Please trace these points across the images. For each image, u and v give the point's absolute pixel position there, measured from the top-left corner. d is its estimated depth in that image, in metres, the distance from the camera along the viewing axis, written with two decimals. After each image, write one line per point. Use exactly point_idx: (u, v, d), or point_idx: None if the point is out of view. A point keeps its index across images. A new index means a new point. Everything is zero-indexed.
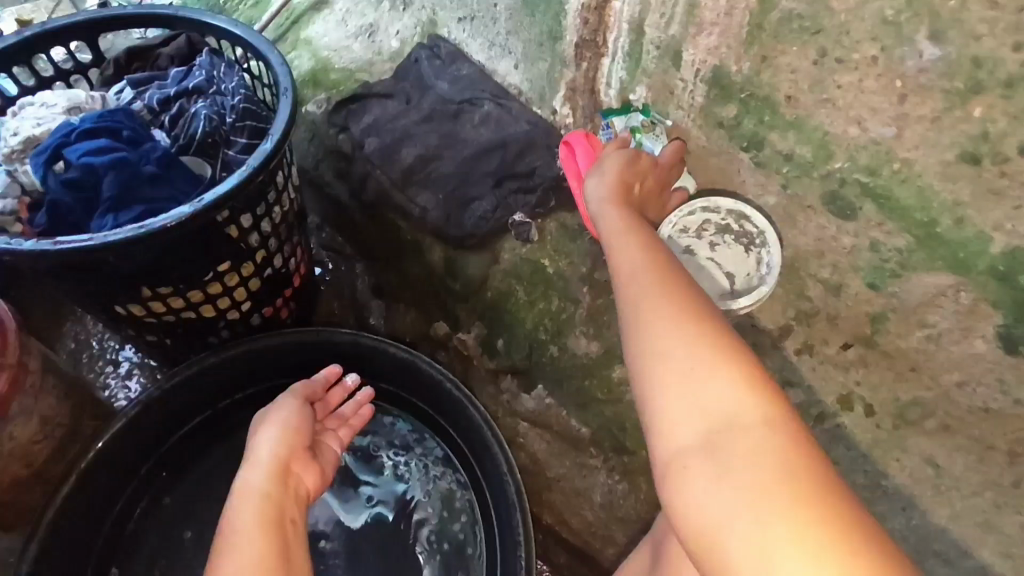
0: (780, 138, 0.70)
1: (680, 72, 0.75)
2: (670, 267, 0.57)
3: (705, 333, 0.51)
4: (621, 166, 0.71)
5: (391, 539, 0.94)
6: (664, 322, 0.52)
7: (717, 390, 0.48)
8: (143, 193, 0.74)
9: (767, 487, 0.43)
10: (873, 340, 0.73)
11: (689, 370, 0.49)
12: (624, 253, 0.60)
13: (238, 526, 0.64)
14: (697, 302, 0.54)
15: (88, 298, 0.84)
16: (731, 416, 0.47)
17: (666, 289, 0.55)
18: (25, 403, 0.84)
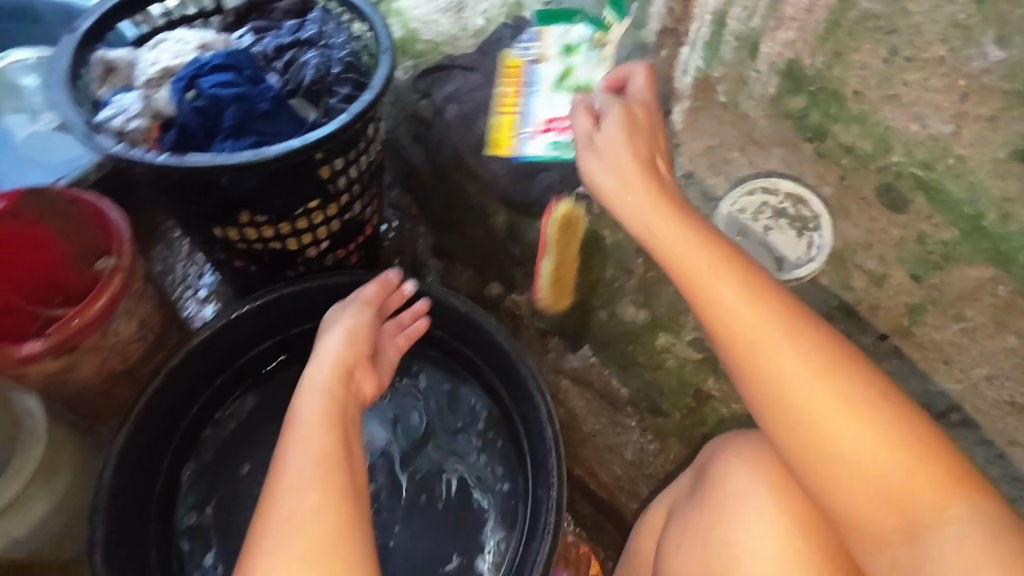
0: (844, 130, 0.77)
1: (755, 64, 0.80)
2: (809, 352, 0.60)
3: (869, 420, 0.58)
4: (634, 145, 0.71)
5: (435, 475, 1.03)
6: (835, 421, 0.58)
7: (898, 475, 0.57)
8: (257, 127, 0.84)
9: (905, 478, 0.57)
10: (909, 331, 0.78)
11: (826, 406, 0.59)
12: (767, 353, 0.61)
13: (305, 416, 0.71)
14: (844, 387, 0.59)
15: (191, 217, 0.94)
16: (922, 499, 0.57)
17: (822, 386, 0.59)
18: (129, 304, 0.93)
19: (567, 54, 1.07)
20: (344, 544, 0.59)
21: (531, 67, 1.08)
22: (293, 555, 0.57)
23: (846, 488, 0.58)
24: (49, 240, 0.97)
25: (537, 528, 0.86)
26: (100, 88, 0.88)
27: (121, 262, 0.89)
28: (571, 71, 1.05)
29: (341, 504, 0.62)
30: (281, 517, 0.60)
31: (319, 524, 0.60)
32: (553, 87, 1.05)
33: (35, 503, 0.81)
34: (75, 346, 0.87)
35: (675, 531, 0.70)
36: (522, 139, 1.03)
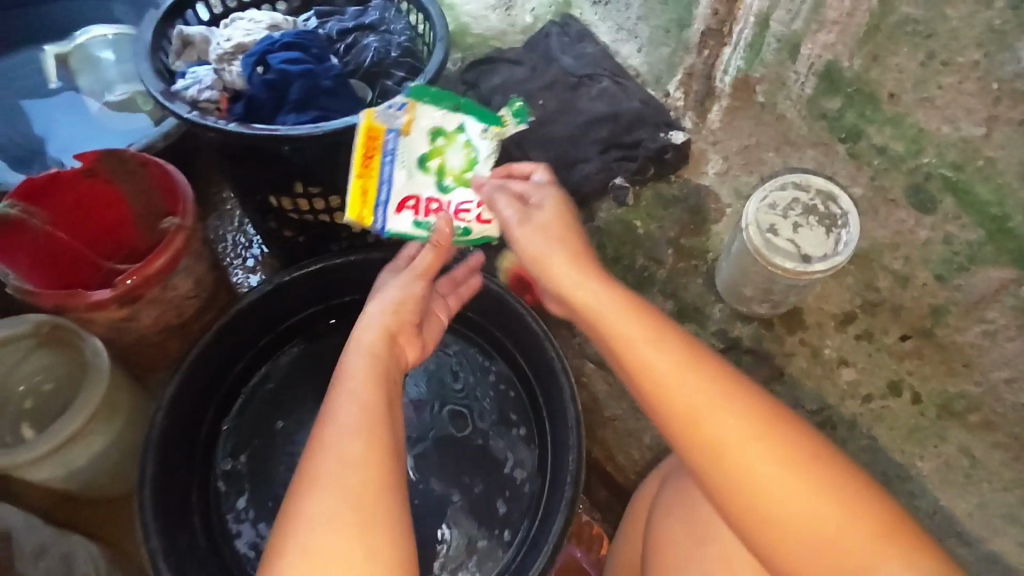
0: (876, 131, 0.91)
1: (794, 65, 0.92)
2: (729, 400, 0.52)
3: (795, 473, 0.49)
4: (556, 216, 0.67)
5: (451, 449, 1.02)
6: (763, 475, 0.50)
7: (835, 534, 0.48)
8: (320, 101, 0.90)
9: (846, 531, 0.48)
10: (931, 333, 0.86)
11: (757, 462, 0.50)
12: (678, 404, 0.53)
13: (351, 374, 0.62)
14: (775, 439, 0.51)
15: (251, 185, 1.01)
16: (865, 559, 0.48)
17: (746, 437, 0.51)
18: (189, 262, 0.99)
19: (437, 132, 0.78)
20: (386, 523, 0.51)
21: (394, 137, 0.77)
22: (332, 526, 0.50)
23: (779, 548, 0.50)
24: (118, 199, 1.05)
25: (555, 503, 0.86)
26: (175, 61, 0.95)
27: (184, 222, 0.96)
28: (418, 146, 0.78)
29: (386, 478, 0.53)
30: (324, 484, 0.52)
31: (363, 496, 0.52)
32: (410, 161, 0.78)
33: (93, 436, 0.89)
34: (140, 295, 0.94)
35: (667, 502, 0.70)
36: (417, 217, 0.80)
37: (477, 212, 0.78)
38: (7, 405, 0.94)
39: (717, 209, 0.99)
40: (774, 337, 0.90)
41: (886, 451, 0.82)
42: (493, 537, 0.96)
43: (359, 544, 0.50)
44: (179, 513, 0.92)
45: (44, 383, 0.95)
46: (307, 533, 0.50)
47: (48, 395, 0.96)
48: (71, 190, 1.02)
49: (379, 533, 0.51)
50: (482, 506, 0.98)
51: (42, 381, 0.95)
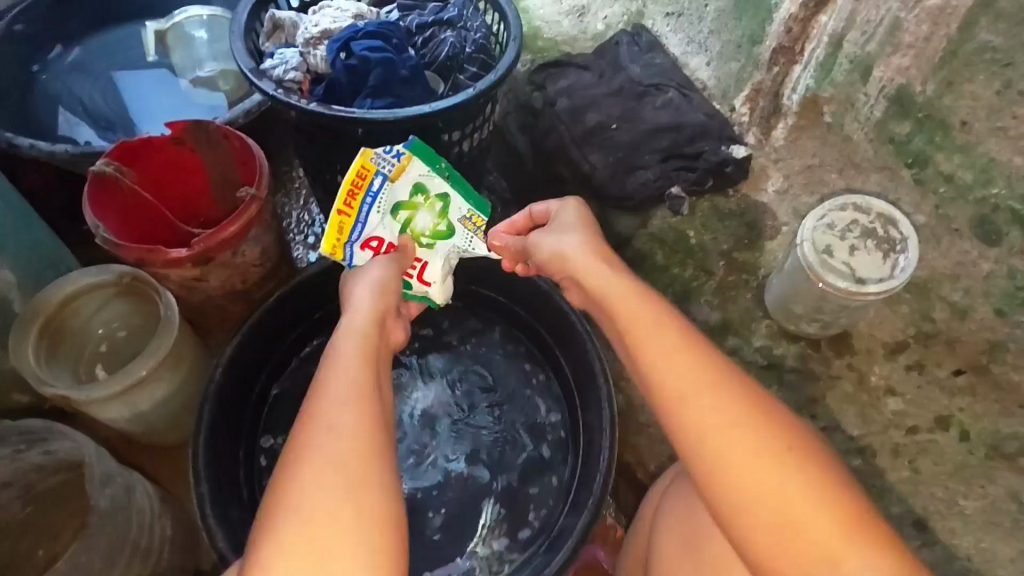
0: (945, 159, 0.83)
1: (866, 87, 0.87)
2: (718, 382, 0.53)
3: (776, 460, 0.50)
4: (582, 223, 0.73)
5: (485, 436, 1.04)
6: (742, 454, 0.50)
7: (804, 517, 0.48)
8: (395, 90, 0.96)
9: (819, 521, 0.48)
10: (986, 369, 0.84)
11: (734, 450, 0.50)
12: (667, 379, 0.54)
13: (347, 352, 0.62)
14: (759, 423, 0.51)
15: (323, 163, 1.07)
16: (829, 543, 0.47)
17: (730, 417, 0.51)
18: (258, 232, 1.05)
19: (421, 194, 0.80)
20: (375, 499, 0.51)
21: (381, 179, 0.77)
22: (319, 504, 0.49)
23: (748, 527, 0.49)
24: (200, 168, 1.13)
25: (583, 497, 0.88)
26: (265, 42, 1.02)
27: (259, 193, 1.01)
28: (398, 197, 0.79)
29: (371, 455, 0.53)
30: (314, 459, 0.52)
31: (350, 475, 0.51)
32: (386, 208, 0.78)
33: (157, 384, 0.95)
34: (211, 258, 1.00)
35: (677, 497, 0.71)
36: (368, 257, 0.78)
37: (421, 272, 0.80)
38: (84, 349, 1.02)
39: (774, 226, 0.99)
40: (821, 358, 0.91)
41: (925, 488, 0.81)
42: (521, 529, 0.96)
43: (350, 521, 0.49)
44: (227, 468, 0.96)
45: (119, 331, 1.05)
46: (298, 505, 0.50)
47: (121, 342, 1.05)
48: (157, 154, 1.10)
49: (367, 510, 0.50)
50: (508, 494, 0.99)
51: (117, 329, 1.05)
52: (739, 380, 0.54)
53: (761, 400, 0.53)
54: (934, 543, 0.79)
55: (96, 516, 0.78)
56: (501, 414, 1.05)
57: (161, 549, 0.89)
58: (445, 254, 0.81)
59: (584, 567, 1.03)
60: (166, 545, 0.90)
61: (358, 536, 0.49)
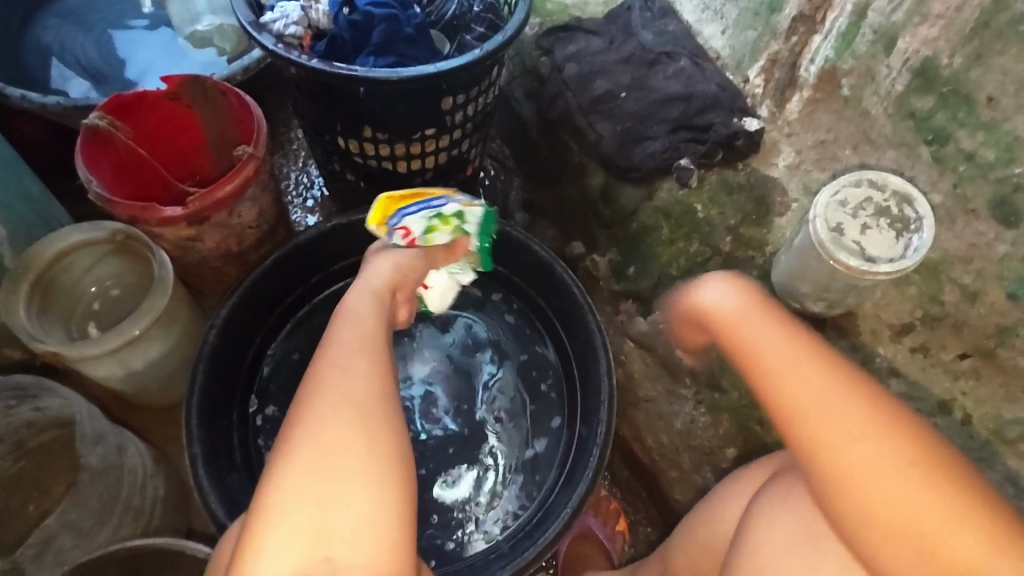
0: (967, 136, 0.80)
1: (888, 59, 0.84)
2: (854, 405, 0.56)
3: (901, 448, 0.54)
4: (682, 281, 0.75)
5: (485, 408, 1.03)
6: (871, 472, 0.54)
7: (938, 531, 0.52)
8: (398, 48, 0.93)
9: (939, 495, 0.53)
10: (993, 352, 0.81)
11: (863, 436, 0.55)
12: (791, 378, 0.58)
13: (344, 329, 0.63)
14: (885, 434, 0.54)
15: (323, 123, 1.04)
16: (961, 562, 0.51)
17: (858, 410, 0.56)
18: (256, 192, 1.03)
19: (461, 221, 0.84)
20: (387, 444, 0.56)
21: (444, 198, 0.83)
22: (328, 448, 0.54)
23: (881, 506, 0.53)
24: (195, 125, 1.10)
25: (579, 473, 0.87)
26: None
27: (256, 151, 0.99)
28: (445, 211, 0.82)
29: (379, 401, 0.58)
30: (323, 411, 0.56)
31: (359, 420, 0.56)
32: (433, 215, 0.81)
33: (151, 343, 0.94)
34: (207, 218, 0.98)
35: (772, 496, 0.66)
36: (399, 241, 0.79)
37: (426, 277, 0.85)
38: (77, 305, 1.01)
39: (782, 202, 0.96)
40: (824, 337, 0.90)
41: None
42: (518, 499, 0.97)
43: (364, 466, 0.54)
44: (221, 430, 0.96)
45: (113, 289, 1.03)
46: (308, 451, 0.54)
47: (114, 300, 1.03)
48: (153, 110, 1.07)
49: (381, 459, 0.55)
50: (505, 467, 0.99)
51: (111, 287, 1.03)
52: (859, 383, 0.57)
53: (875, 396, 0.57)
54: None
55: (87, 474, 0.79)
56: (500, 388, 1.04)
57: (154, 509, 0.88)
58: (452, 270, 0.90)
59: (579, 537, 1.04)
60: (159, 505, 0.89)
61: (371, 478, 0.54)
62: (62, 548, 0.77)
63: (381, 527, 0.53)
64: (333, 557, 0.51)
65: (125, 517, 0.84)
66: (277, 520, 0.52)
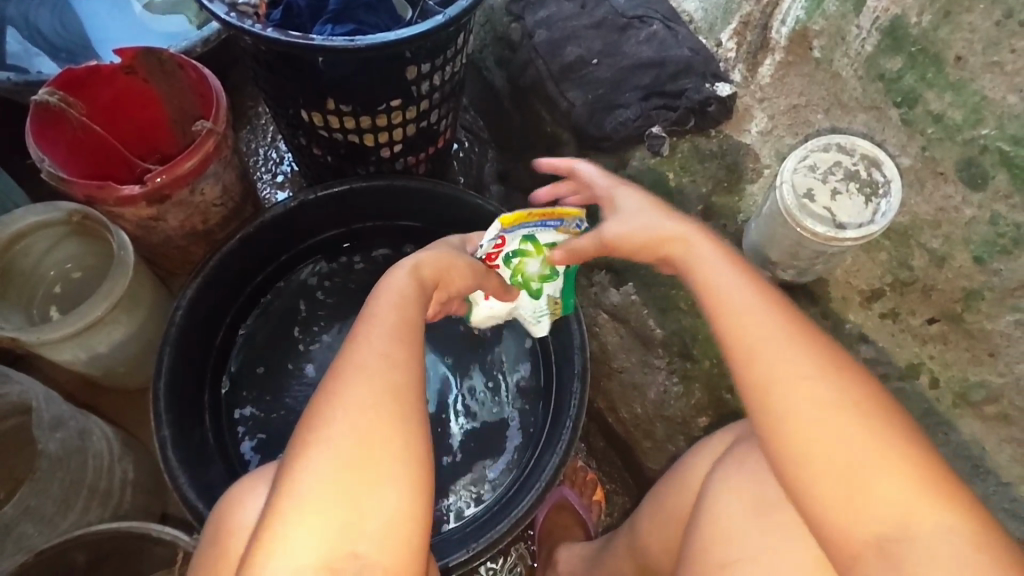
0: (936, 97, 0.79)
1: (858, 18, 0.83)
2: (802, 348, 0.57)
3: (889, 451, 0.53)
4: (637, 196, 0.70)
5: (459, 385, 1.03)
6: (812, 415, 0.54)
7: (860, 481, 0.53)
8: (357, 15, 0.92)
9: (923, 501, 0.52)
10: (959, 318, 0.81)
11: (853, 438, 0.53)
12: (786, 373, 0.56)
13: (378, 317, 0.60)
14: (833, 375, 0.56)
15: (286, 97, 1.00)
16: (926, 549, 0.51)
17: (852, 409, 0.54)
18: (219, 168, 1.00)
19: (554, 257, 0.81)
20: (419, 447, 0.55)
21: (552, 224, 0.77)
22: (361, 440, 0.53)
23: (859, 507, 0.52)
24: (155, 99, 1.06)
25: (552, 446, 0.87)
26: None
27: (216, 126, 0.95)
28: (541, 236, 0.78)
29: (400, 401, 0.55)
30: (347, 406, 0.54)
31: (392, 415, 0.54)
32: (532, 239, 0.78)
33: (115, 326, 0.92)
34: (168, 196, 0.95)
35: (734, 473, 0.66)
36: (493, 247, 0.77)
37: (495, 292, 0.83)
38: (37, 288, 0.99)
39: (755, 169, 0.94)
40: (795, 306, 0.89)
41: None
42: (494, 474, 0.97)
43: (395, 469, 0.53)
44: (191, 411, 0.95)
45: (74, 271, 1.00)
46: (336, 447, 0.52)
47: (76, 283, 1.01)
48: (108, 85, 1.03)
49: (411, 461, 0.54)
50: (480, 442, 1.00)
51: (72, 270, 1.00)
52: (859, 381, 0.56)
53: (874, 394, 0.55)
54: None
55: (46, 460, 0.77)
56: (474, 364, 1.04)
57: (122, 492, 0.88)
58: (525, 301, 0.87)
59: (554, 507, 1.05)
60: (128, 488, 0.89)
61: (402, 478, 0.53)
62: (23, 535, 0.77)
63: (401, 533, 0.52)
64: (359, 553, 0.51)
65: (90, 503, 0.83)
66: (301, 506, 0.51)
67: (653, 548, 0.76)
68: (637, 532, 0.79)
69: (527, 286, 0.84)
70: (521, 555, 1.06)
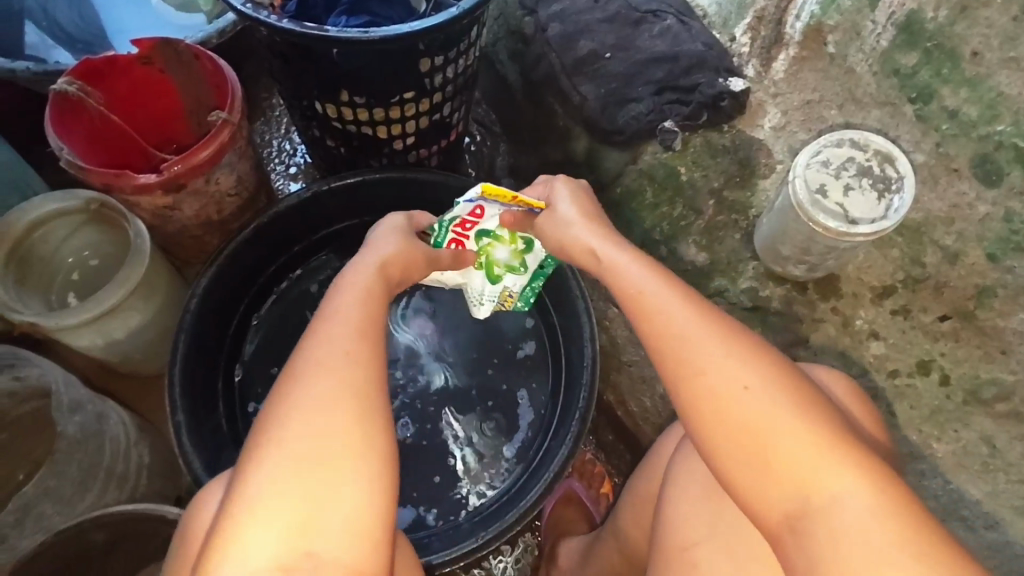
0: (951, 93, 0.78)
1: (874, 13, 0.82)
2: (711, 336, 0.57)
3: (826, 447, 0.53)
4: (577, 202, 0.73)
5: (468, 375, 1.04)
6: (749, 412, 0.55)
7: (800, 475, 0.54)
8: (371, 8, 0.94)
9: (863, 497, 0.52)
10: (972, 315, 0.81)
11: (789, 435, 0.54)
12: (723, 375, 0.56)
13: (339, 313, 0.61)
14: (740, 358, 0.56)
15: (300, 89, 1.01)
16: (866, 545, 0.50)
17: (789, 407, 0.55)
18: (233, 159, 1.01)
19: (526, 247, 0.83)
20: (381, 442, 0.55)
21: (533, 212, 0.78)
22: (321, 434, 0.54)
23: (797, 500, 0.54)
24: (171, 90, 1.07)
25: (561, 437, 0.87)
26: None
27: (231, 117, 0.96)
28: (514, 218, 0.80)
29: (362, 396, 0.56)
30: (305, 400, 0.55)
31: (354, 409, 0.55)
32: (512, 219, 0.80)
33: (131, 313, 0.93)
34: (184, 185, 0.96)
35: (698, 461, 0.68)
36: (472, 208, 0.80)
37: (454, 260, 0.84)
38: (55, 276, 1.00)
39: (767, 164, 0.94)
40: (806, 301, 0.90)
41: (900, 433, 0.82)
42: (502, 465, 0.98)
43: (355, 464, 0.53)
44: (205, 398, 0.96)
45: (91, 259, 1.02)
46: (296, 442, 0.53)
47: (93, 271, 1.02)
48: (125, 75, 1.04)
49: (372, 456, 0.54)
50: (487, 433, 1.00)
51: (89, 257, 1.02)
52: (793, 380, 0.56)
53: (809, 391, 0.56)
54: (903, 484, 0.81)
55: (64, 441, 0.80)
56: (483, 355, 1.05)
57: (138, 476, 0.89)
58: (478, 278, 0.87)
59: (562, 500, 1.06)
60: (144, 472, 0.90)
61: (364, 475, 0.54)
62: (42, 514, 0.80)
63: (362, 526, 0.52)
64: (314, 553, 0.51)
65: (107, 485, 0.85)
66: (259, 505, 0.51)
67: (631, 532, 0.80)
68: (619, 524, 0.82)
69: (489, 266, 0.85)
70: (528, 545, 1.08)
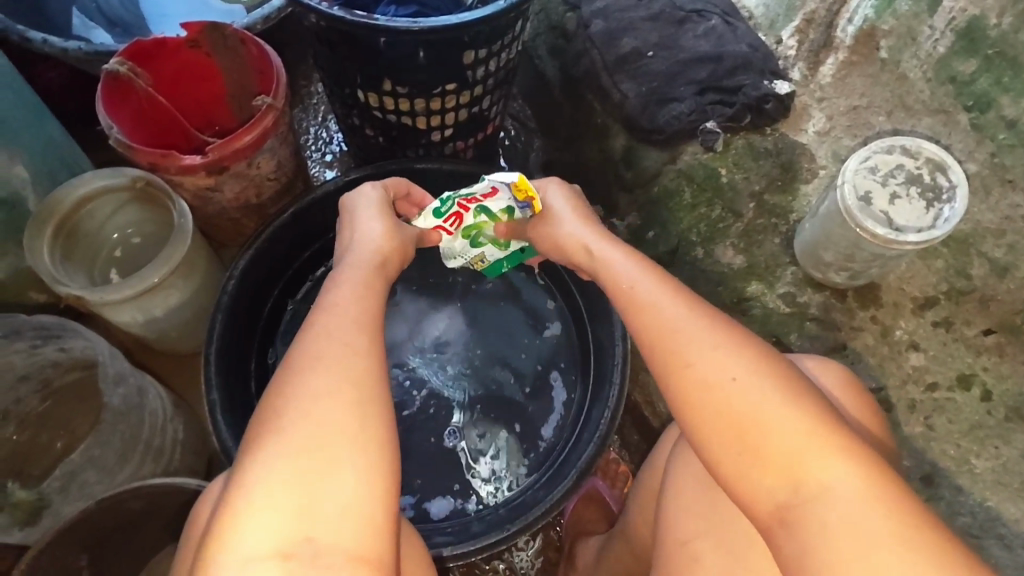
0: (1010, 102, 0.77)
1: (931, 18, 0.81)
2: (700, 331, 0.58)
3: (822, 440, 0.52)
4: (569, 202, 0.78)
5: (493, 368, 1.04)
6: (744, 407, 0.54)
7: (798, 471, 0.52)
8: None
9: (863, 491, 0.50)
10: (1019, 330, 0.80)
11: (784, 428, 0.53)
12: (716, 372, 0.56)
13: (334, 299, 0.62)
14: (729, 348, 0.57)
15: (344, 76, 1.02)
16: (870, 540, 0.48)
17: (781, 399, 0.54)
18: (275, 144, 1.02)
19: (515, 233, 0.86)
20: (376, 420, 0.54)
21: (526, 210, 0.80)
22: (314, 412, 0.53)
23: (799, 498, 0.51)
24: (216, 74, 1.09)
25: (589, 434, 0.87)
26: None
27: (275, 103, 0.98)
28: (517, 214, 0.81)
29: (356, 375, 0.56)
30: (300, 380, 0.55)
31: (347, 387, 0.55)
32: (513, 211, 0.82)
33: (171, 291, 0.95)
34: (226, 167, 0.97)
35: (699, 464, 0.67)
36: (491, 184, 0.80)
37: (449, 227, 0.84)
38: (99, 252, 1.03)
39: (810, 169, 0.93)
40: (845, 309, 0.89)
41: (938, 447, 0.80)
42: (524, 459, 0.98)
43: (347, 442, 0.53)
44: (238, 377, 0.97)
45: (133, 237, 1.04)
46: (290, 423, 0.52)
47: (135, 249, 1.05)
48: (173, 58, 1.06)
49: (365, 437, 0.53)
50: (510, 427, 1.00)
51: (132, 235, 1.04)
52: (787, 375, 0.55)
53: (804, 385, 0.55)
54: (938, 497, 0.80)
55: (109, 412, 0.83)
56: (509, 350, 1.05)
57: (173, 450, 0.91)
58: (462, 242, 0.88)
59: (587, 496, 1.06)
60: (178, 447, 0.92)
61: (360, 454, 0.52)
62: (86, 482, 0.83)
63: (355, 505, 0.51)
64: (312, 538, 0.49)
65: (145, 457, 0.87)
66: (256, 486, 0.50)
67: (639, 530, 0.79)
68: (629, 522, 0.82)
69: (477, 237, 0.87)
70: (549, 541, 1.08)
